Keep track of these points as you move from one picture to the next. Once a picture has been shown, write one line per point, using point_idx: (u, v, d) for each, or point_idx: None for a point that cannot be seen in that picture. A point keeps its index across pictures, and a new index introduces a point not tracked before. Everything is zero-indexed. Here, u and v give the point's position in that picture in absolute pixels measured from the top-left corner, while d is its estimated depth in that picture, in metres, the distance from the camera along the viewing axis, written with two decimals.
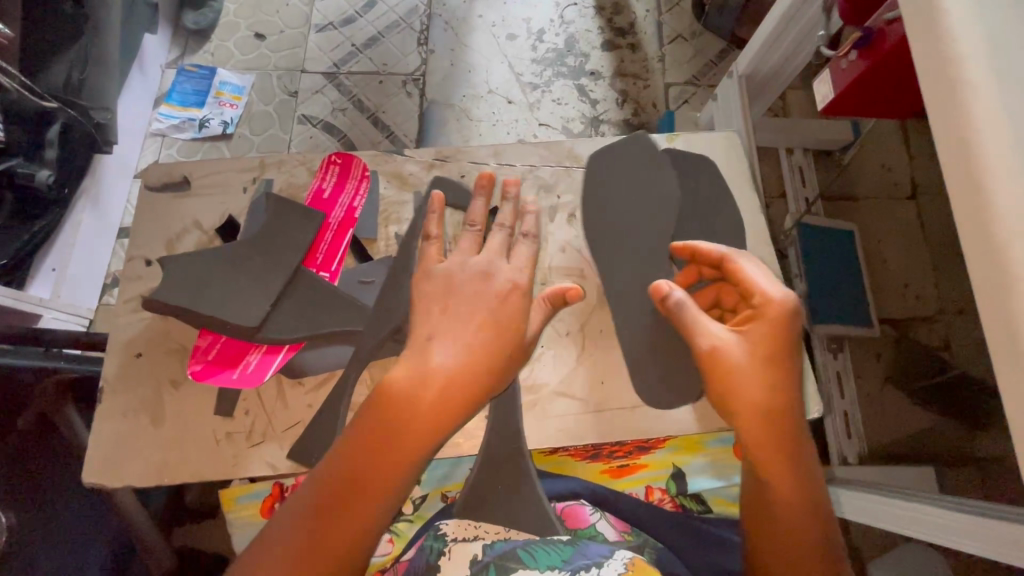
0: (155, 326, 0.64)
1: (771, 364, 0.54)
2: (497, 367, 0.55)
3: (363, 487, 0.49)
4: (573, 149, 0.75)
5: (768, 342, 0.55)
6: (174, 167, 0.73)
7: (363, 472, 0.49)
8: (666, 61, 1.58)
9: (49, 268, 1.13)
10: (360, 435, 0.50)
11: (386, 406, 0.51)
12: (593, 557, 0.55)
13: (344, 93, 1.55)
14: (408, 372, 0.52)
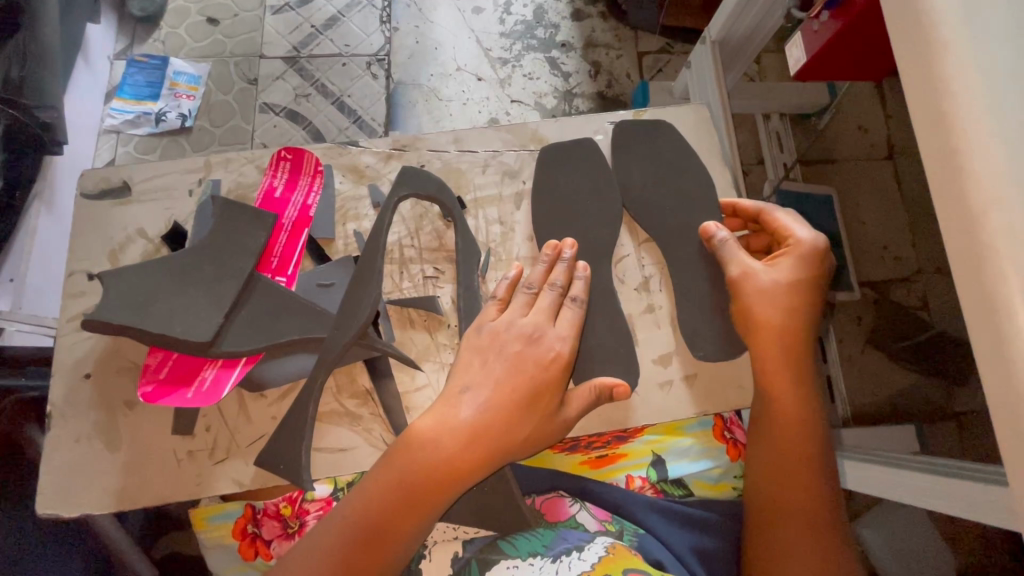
0: (105, 344, 0.61)
1: (803, 304, 0.58)
2: (533, 423, 0.54)
3: (385, 526, 0.49)
4: (538, 133, 0.72)
5: (796, 283, 0.58)
6: (114, 172, 0.69)
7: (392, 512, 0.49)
8: (638, 29, 1.53)
9: (6, 278, 1.06)
10: (382, 477, 0.50)
11: (410, 447, 0.51)
12: (573, 543, 0.55)
13: (305, 78, 1.48)
14: (438, 416, 0.53)
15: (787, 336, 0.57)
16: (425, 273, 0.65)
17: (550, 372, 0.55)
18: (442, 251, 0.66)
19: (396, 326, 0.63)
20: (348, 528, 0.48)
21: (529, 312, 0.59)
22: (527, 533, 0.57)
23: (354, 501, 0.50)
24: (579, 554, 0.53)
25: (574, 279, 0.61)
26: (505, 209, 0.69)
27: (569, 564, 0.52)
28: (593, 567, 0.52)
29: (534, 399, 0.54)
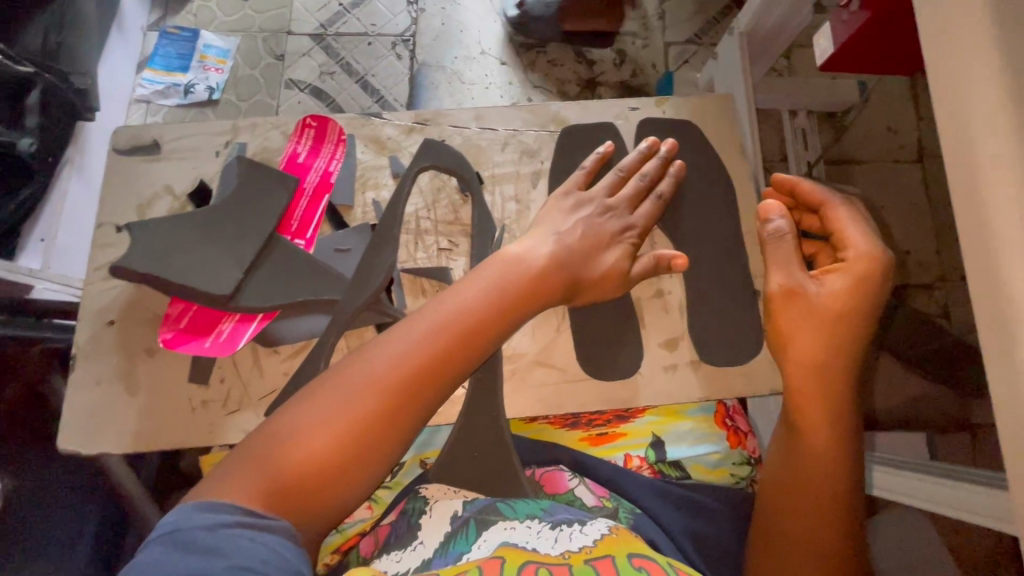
0: (129, 294, 0.63)
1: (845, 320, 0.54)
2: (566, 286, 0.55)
3: (375, 418, 0.44)
4: (559, 115, 0.73)
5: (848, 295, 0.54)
6: (145, 131, 0.72)
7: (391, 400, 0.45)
8: (666, 20, 1.52)
9: (37, 238, 1.11)
10: (368, 377, 0.45)
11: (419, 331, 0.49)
12: (575, 518, 0.54)
13: (331, 56, 1.49)
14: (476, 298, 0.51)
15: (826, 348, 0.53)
16: (440, 245, 0.67)
17: (608, 246, 0.58)
18: (457, 225, 0.68)
19: (408, 294, 0.64)
20: (325, 433, 0.43)
21: (613, 193, 0.62)
22: (527, 501, 0.57)
23: (325, 403, 0.44)
24: (582, 530, 0.52)
25: (664, 175, 0.64)
26: (521, 186, 0.70)
27: (572, 539, 0.51)
28: (597, 546, 0.50)
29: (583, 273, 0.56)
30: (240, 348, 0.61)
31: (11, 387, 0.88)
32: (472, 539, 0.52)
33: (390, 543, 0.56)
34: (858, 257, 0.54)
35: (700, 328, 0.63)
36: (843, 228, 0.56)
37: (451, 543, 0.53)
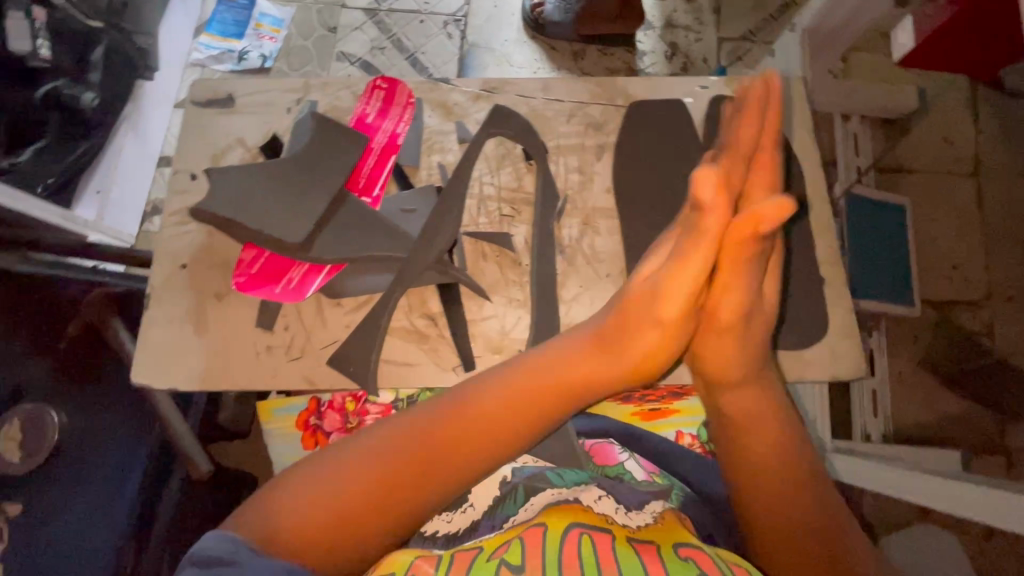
0: (201, 239, 0.65)
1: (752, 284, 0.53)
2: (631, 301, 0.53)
3: (407, 493, 0.44)
4: (626, 89, 0.72)
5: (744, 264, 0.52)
6: (220, 85, 0.73)
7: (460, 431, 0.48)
8: (721, 14, 1.49)
9: (94, 190, 1.19)
10: (386, 462, 0.45)
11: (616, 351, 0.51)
12: (622, 499, 0.54)
13: (383, 32, 1.50)
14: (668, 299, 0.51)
15: (737, 322, 0.52)
16: (502, 211, 0.67)
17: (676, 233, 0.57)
18: (520, 194, 0.68)
19: (470, 256, 0.65)
20: (358, 517, 0.43)
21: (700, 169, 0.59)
22: (575, 471, 0.59)
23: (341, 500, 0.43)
24: (628, 511, 0.53)
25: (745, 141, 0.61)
26: (586, 159, 0.70)
27: (619, 516, 0.52)
28: (642, 529, 0.50)
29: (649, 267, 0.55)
30: (307, 297, 0.63)
31: (71, 325, 0.93)
32: (518, 505, 0.55)
33: None
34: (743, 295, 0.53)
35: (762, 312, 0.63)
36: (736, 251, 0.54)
37: (499, 506, 0.57)
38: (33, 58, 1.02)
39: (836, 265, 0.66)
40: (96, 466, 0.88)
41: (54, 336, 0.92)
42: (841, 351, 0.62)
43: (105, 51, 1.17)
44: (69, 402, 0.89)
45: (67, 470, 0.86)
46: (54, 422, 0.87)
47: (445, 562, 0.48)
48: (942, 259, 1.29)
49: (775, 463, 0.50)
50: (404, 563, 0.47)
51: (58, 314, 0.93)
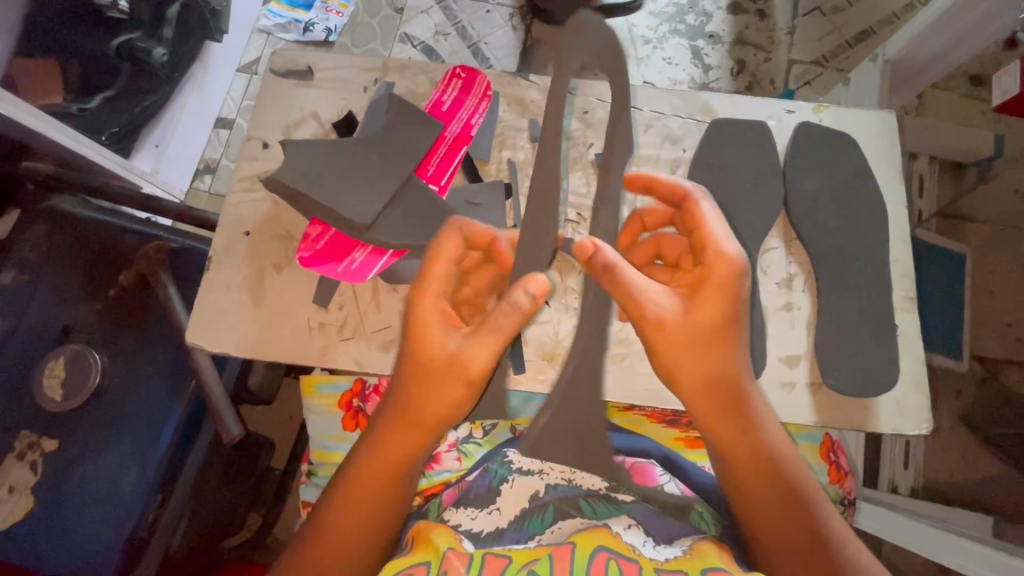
0: (267, 208, 0.66)
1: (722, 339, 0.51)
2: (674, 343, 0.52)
3: (355, 525, 0.51)
4: (708, 104, 0.70)
5: (711, 304, 0.51)
6: (300, 56, 0.73)
7: (377, 472, 0.52)
8: (796, 36, 1.44)
9: (152, 143, 1.21)
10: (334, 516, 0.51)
11: (446, 393, 0.50)
12: (651, 530, 0.53)
13: (449, 17, 1.46)
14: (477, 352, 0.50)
15: (712, 383, 0.51)
16: (568, 216, 0.67)
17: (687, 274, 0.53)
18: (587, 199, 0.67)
19: None
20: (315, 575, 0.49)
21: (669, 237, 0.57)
22: (608, 504, 0.57)
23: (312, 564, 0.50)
24: (655, 545, 0.50)
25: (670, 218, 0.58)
26: (658, 172, 0.68)
27: (647, 549, 0.50)
28: (669, 561, 0.48)
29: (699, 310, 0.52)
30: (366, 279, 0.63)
31: (124, 274, 0.94)
32: (546, 525, 0.56)
33: (467, 497, 0.61)
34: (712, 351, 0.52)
35: (826, 354, 0.60)
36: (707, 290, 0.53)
37: (527, 520, 0.57)
38: (112, 9, 1.04)
39: (910, 312, 0.63)
40: (136, 414, 0.90)
41: (107, 284, 0.94)
42: (906, 401, 0.61)
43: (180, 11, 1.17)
44: (113, 349, 0.92)
45: (104, 411, 0.89)
46: (98, 365, 0.89)
47: (476, 562, 0.47)
48: (999, 316, 1.23)
49: (762, 487, 0.51)
50: (438, 554, 0.49)
51: (112, 263, 0.95)
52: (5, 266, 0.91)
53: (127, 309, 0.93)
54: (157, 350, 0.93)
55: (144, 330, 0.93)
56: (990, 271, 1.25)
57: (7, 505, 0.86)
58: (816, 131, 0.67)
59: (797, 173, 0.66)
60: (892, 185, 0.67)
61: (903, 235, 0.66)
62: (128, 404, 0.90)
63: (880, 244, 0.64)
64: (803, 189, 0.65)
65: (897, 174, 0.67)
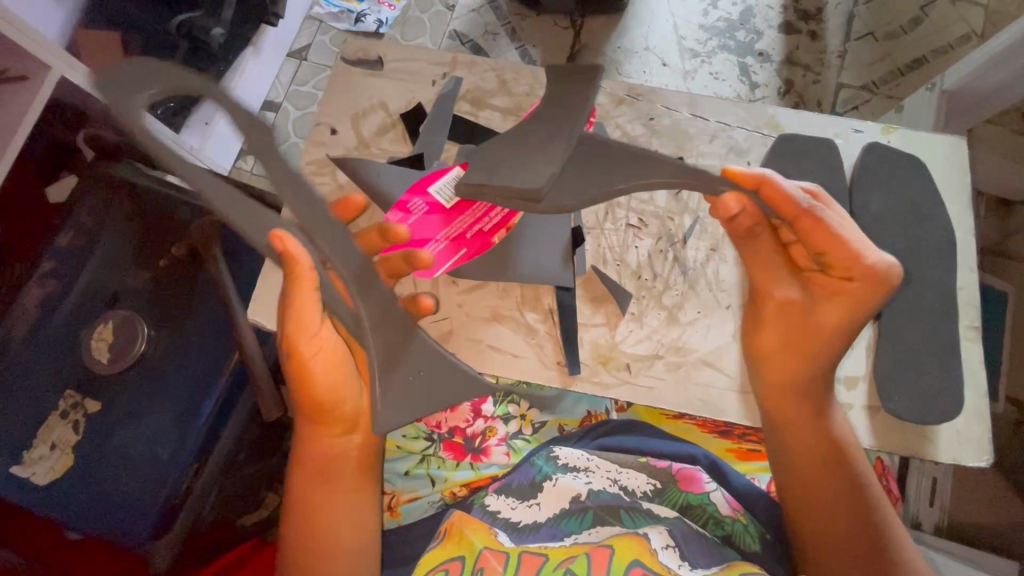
0: (334, 193, 0.68)
1: (827, 340, 0.54)
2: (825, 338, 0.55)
3: (318, 542, 0.59)
4: (775, 120, 0.70)
5: (836, 317, 0.53)
6: (372, 45, 0.74)
7: (309, 482, 0.60)
8: (847, 59, 1.43)
9: (202, 121, 1.23)
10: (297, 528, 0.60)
11: (307, 358, 0.55)
12: (691, 551, 0.52)
13: (499, 17, 1.46)
14: (301, 316, 0.53)
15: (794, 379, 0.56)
16: (629, 221, 0.67)
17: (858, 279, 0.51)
18: (649, 206, 0.67)
19: (590, 261, 0.65)
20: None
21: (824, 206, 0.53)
22: (648, 517, 0.56)
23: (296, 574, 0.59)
24: (692, 568, 0.50)
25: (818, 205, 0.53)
26: None
27: (683, 570, 0.49)
28: None
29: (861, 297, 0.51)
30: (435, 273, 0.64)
31: (176, 246, 0.96)
32: (583, 526, 0.55)
33: (509, 486, 0.62)
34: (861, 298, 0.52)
35: (888, 380, 0.59)
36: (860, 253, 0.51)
37: (564, 519, 0.57)
38: None
39: (975, 344, 0.62)
40: (179, 382, 0.92)
41: (157, 255, 0.96)
42: (966, 433, 0.60)
43: None
44: (158, 319, 0.94)
45: (146, 379, 0.91)
46: (144, 334, 0.92)
47: (513, 560, 0.50)
48: None
49: (816, 465, 0.56)
50: (473, 550, 0.52)
51: (164, 234, 0.97)
52: (62, 228, 0.94)
53: (176, 279, 0.96)
54: (202, 322, 0.96)
55: (190, 302, 0.96)
56: None
57: (45, 461, 0.86)
58: (887, 155, 0.67)
59: (865, 197, 0.65)
60: (962, 214, 0.66)
61: (971, 268, 0.64)
62: (171, 374, 0.92)
63: (949, 274, 0.63)
64: (870, 212, 0.65)
65: (967, 204, 0.66)
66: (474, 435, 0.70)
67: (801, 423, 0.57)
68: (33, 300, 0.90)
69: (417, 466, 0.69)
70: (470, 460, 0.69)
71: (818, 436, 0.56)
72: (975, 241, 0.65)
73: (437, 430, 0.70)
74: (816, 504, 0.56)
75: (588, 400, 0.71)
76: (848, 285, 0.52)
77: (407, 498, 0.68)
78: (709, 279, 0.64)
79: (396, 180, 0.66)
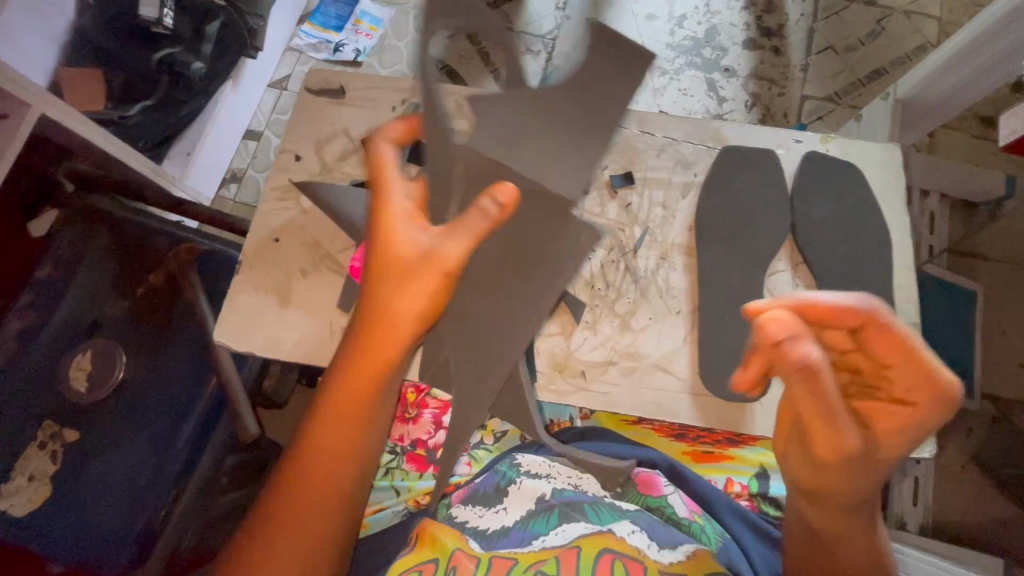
0: (298, 217, 0.72)
1: (874, 469, 0.47)
2: (855, 469, 0.47)
3: (327, 478, 0.51)
4: (720, 133, 0.73)
5: (896, 442, 0.47)
6: (336, 76, 0.78)
7: (344, 406, 0.51)
8: (808, 72, 1.49)
9: (183, 151, 1.25)
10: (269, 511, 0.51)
11: (392, 288, 0.50)
12: (658, 533, 0.56)
13: (473, 42, 1.51)
14: (396, 227, 0.51)
15: (843, 478, 0.47)
16: None
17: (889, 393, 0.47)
18: (602, 220, 0.70)
19: None
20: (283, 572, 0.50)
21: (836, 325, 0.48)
22: (611, 509, 0.59)
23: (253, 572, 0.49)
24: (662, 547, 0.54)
25: None
26: (671, 196, 0.71)
27: (652, 551, 0.53)
28: (674, 564, 0.52)
29: (899, 413, 0.46)
30: None
31: (153, 273, 0.98)
32: (550, 526, 0.56)
33: (475, 495, 0.63)
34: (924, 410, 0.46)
35: None
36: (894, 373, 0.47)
37: (531, 521, 0.58)
38: (157, 25, 1.09)
39: None
40: (158, 407, 0.93)
41: (135, 283, 0.97)
42: None
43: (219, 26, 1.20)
44: (135, 346, 0.96)
45: (123, 406, 0.92)
46: (121, 361, 0.94)
47: (484, 562, 0.52)
48: (1010, 354, 1.23)
49: (846, 512, 0.50)
50: (447, 551, 0.53)
51: (139, 263, 0.98)
52: (42, 262, 0.95)
53: (152, 306, 0.98)
54: (178, 347, 0.96)
55: (166, 328, 0.97)
56: (1001, 309, 1.25)
57: (23, 493, 0.86)
58: (824, 164, 0.70)
59: (805, 204, 0.68)
60: (898, 218, 0.70)
61: (907, 266, 0.68)
62: (147, 399, 0.93)
63: (885, 274, 0.66)
64: (810, 218, 0.68)
65: (902, 208, 0.70)
66: (435, 448, 0.72)
67: (844, 492, 0.48)
68: (12, 332, 0.91)
69: (381, 479, 0.72)
70: (432, 470, 0.72)
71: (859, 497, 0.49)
72: (909, 242, 0.69)
73: (400, 442, 0.73)
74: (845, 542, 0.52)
75: (549, 409, 0.74)
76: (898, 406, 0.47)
77: (373, 510, 0.70)
78: (660, 287, 0.68)
79: (358, 203, 0.70)
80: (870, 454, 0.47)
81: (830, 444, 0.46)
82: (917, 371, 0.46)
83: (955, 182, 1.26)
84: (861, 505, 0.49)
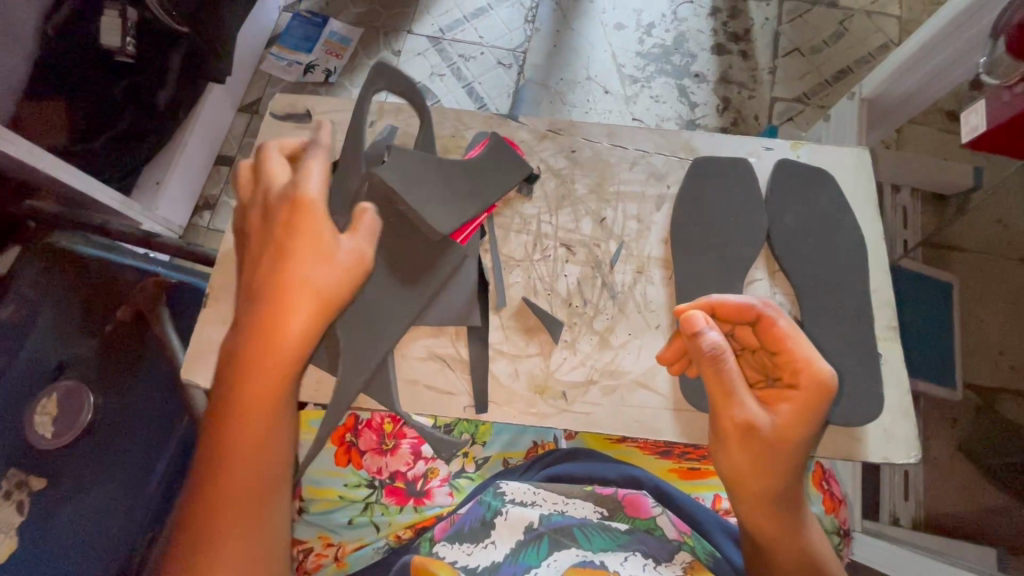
0: None
1: (791, 449, 0.51)
2: (763, 449, 0.51)
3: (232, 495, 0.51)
4: (690, 143, 0.73)
5: (798, 424, 0.52)
6: (299, 100, 0.77)
7: (245, 421, 0.52)
8: (777, 74, 1.51)
9: (154, 180, 1.23)
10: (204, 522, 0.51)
11: (290, 307, 0.53)
12: (651, 550, 0.56)
13: (445, 59, 1.50)
14: (292, 253, 0.55)
15: (748, 455, 0.52)
16: (558, 252, 0.69)
17: (787, 376, 0.54)
18: (576, 235, 0.70)
19: (524, 292, 0.67)
20: None
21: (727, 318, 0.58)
22: (601, 531, 0.58)
23: None
24: (656, 565, 0.54)
25: None
26: (644, 208, 0.70)
27: (646, 573, 0.53)
28: None
29: (811, 398, 0.52)
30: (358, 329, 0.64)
31: (121, 309, 0.94)
32: (541, 557, 0.56)
33: (460, 531, 0.60)
34: (810, 387, 0.52)
35: None
36: (788, 350, 0.54)
37: (522, 552, 0.57)
38: (120, 53, 1.04)
39: (893, 342, 0.65)
40: (130, 450, 0.90)
41: (102, 320, 0.94)
42: (893, 431, 0.62)
43: (183, 56, 1.14)
44: (102, 388, 0.91)
45: (91, 453, 0.88)
46: (90, 404, 0.89)
47: None
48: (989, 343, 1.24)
49: (766, 498, 0.52)
50: None
51: (106, 300, 0.95)
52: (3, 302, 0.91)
53: (122, 345, 0.94)
54: (148, 389, 0.93)
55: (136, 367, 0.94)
56: (979, 300, 1.26)
57: None
58: (794, 170, 0.70)
59: (778, 212, 0.68)
60: (871, 220, 0.70)
61: (882, 269, 0.68)
62: (116, 443, 0.89)
63: (861, 279, 0.66)
64: (784, 226, 0.68)
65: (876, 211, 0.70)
66: (415, 479, 0.71)
67: (762, 472, 0.51)
68: None
69: (360, 515, 0.70)
70: (413, 503, 0.70)
71: (775, 480, 0.52)
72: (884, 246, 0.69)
73: (378, 476, 0.71)
74: (782, 534, 0.53)
75: (530, 431, 0.74)
76: (793, 390, 0.53)
77: (353, 547, 0.68)
78: (638, 301, 0.67)
79: None
80: (787, 427, 0.51)
81: (726, 417, 0.52)
82: (798, 353, 0.53)
83: (928, 176, 1.28)
84: (779, 496, 0.52)
